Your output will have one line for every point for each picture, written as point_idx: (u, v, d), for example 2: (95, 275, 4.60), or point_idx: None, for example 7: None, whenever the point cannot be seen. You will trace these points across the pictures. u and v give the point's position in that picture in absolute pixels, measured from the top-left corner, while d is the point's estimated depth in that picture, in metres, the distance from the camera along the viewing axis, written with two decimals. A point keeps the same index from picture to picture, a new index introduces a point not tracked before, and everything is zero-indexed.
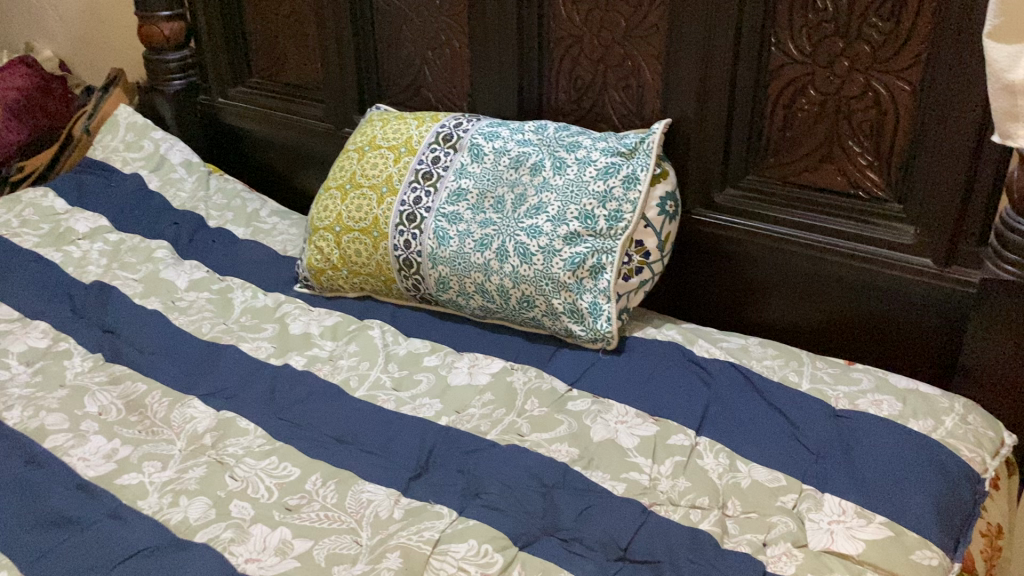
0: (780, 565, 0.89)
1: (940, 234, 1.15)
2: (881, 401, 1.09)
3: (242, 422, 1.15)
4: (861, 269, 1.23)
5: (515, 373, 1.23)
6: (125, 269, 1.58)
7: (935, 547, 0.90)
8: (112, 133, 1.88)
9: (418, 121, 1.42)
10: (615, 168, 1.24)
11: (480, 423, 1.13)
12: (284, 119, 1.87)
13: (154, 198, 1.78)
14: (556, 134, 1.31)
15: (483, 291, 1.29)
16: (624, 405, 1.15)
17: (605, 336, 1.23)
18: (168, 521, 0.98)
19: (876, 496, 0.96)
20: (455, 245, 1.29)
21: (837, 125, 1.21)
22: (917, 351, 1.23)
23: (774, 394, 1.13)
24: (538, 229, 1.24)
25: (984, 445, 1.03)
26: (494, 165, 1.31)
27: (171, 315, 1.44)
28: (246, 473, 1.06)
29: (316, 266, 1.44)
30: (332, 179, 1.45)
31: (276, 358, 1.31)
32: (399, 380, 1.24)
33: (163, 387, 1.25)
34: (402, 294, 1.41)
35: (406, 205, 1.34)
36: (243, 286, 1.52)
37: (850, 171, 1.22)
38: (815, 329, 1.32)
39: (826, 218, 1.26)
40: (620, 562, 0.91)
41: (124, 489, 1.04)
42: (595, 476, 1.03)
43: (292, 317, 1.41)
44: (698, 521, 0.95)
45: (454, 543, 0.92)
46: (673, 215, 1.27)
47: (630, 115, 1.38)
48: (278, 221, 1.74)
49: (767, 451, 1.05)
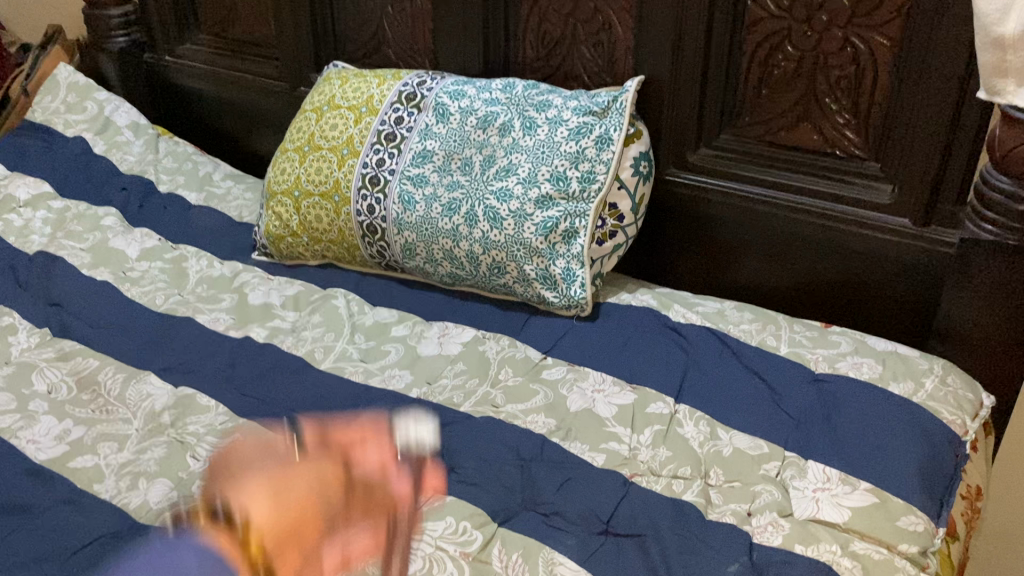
0: (766, 536, 0.87)
1: (918, 193, 1.13)
2: (861, 364, 1.08)
3: (202, 398, 1.10)
4: (836, 231, 1.21)
5: (487, 342, 1.19)
6: (71, 238, 1.50)
7: (920, 513, 0.88)
8: (52, 94, 1.78)
9: (379, 79, 1.35)
10: (587, 127, 1.19)
11: (453, 394, 1.09)
12: (237, 78, 1.79)
13: (100, 162, 1.69)
14: (525, 92, 1.25)
15: (452, 258, 1.24)
16: (600, 373, 1.12)
17: (579, 303, 1.20)
18: (126, 506, 0.93)
19: (860, 462, 0.94)
20: (421, 209, 1.24)
21: (814, 82, 1.17)
22: (891, 313, 1.22)
23: (753, 359, 1.11)
24: (508, 192, 1.20)
25: (964, 407, 1.02)
26: (460, 126, 1.26)
27: (122, 287, 1.36)
28: (209, 453, 1.01)
29: (274, 232, 1.38)
30: (290, 141, 1.39)
31: (236, 329, 1.26)
32: (367, 352, 1.19)
33: (116, 362, 1.18)
34: (366, 261, 1.35)
35: (368, 168, 1.28)
36: (198, 255, 1.45)
37: (826, 129, 1.19)
38: (787, 292, 1.30)
39: (801, 178, 1.23)
40: (603, 536, 0.88)
41: (78, 472, 0.98)
42: (574, 447, 1.00)
43: (251, 287, 1.35)
44: (681, 492, 0.93)
45: (431, 522, 0.89)
46: (647, 176, 1.24)
47: (601, 72, 1.33)
48: (233, 185, 1.66)
49: (748, 417, 1.02)
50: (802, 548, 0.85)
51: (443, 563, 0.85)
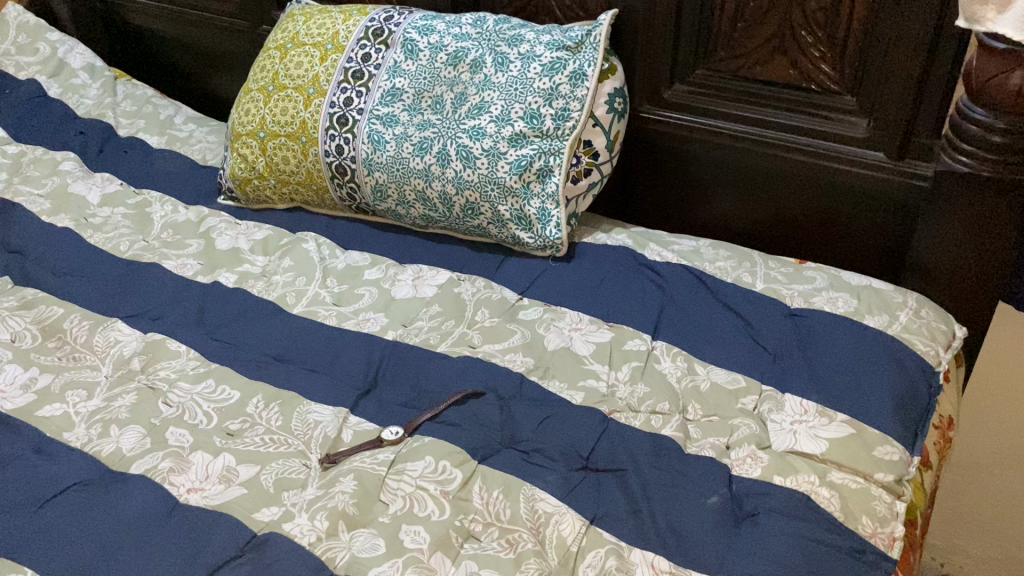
0: (744, 468, 0.88)
1: (894, 127, 1.12)
2: (836, 298, 1.08)
3: (172, 344, 1.08)
4: (811, 164, 1.20)
5: (463, 284, 1.17)
6: (29, 183, 1.45)
7: (896, 442, 0.90)
8: (2, 35, 1.72)
9: (344, 15, 1.30)
10: (561, 63, 1.16)
11: (429, 336, 1.08)
12: (196, 16, 1.72)
13: (55, 106, 1.63)
14: (496, 27, 1.22)
15: (424, 199, 1.22)
16: (577, 312, 1.11)
17: (554, 243, 1.18)
18: (99, 453, 0.91)
19: (836, 393, 0.95)
20: (392, 149, 1.21)
21: (790, 14, 1.13)
22: (864, 247, 1.23)
23: (728, 294, 1.11)
24: (481, 130, 1.17)
25: (937, 338, 1.03)
26: (430, 63, 1.22)
27: (84, 232, 1.33)
28: (181, 398, 0.99)
29: (240, 175, 1.34)
30: (253, 81, 1.35)
31: (204, 275, 1.23)
32: (340, 295, 1.17)
33: (81, 309, 1.15)
34: (336, 204, 1.33)
35: (336, 107, 1.25)
36: (162, 199, 1.41)
37: (802, 64, 1.16)
38: (761, 228, 1.31)
39: (777, 112, 1.21)
40: (583, 472, 0.88)
41: (47, 421, 0.96)
42: (553, 386, 0.99)
43: (218, 231, 1.32)
44: (660, 427, 0.93)
45: (411, 461, 0.88)
46: (622, 113, 1.22)
47: (573, 6, 1.30)
48: (195, 128, 1.61)
49: (724, 352, 1.03)
50: (781, 480, 0.86)
51: (424, 502, 0.84)
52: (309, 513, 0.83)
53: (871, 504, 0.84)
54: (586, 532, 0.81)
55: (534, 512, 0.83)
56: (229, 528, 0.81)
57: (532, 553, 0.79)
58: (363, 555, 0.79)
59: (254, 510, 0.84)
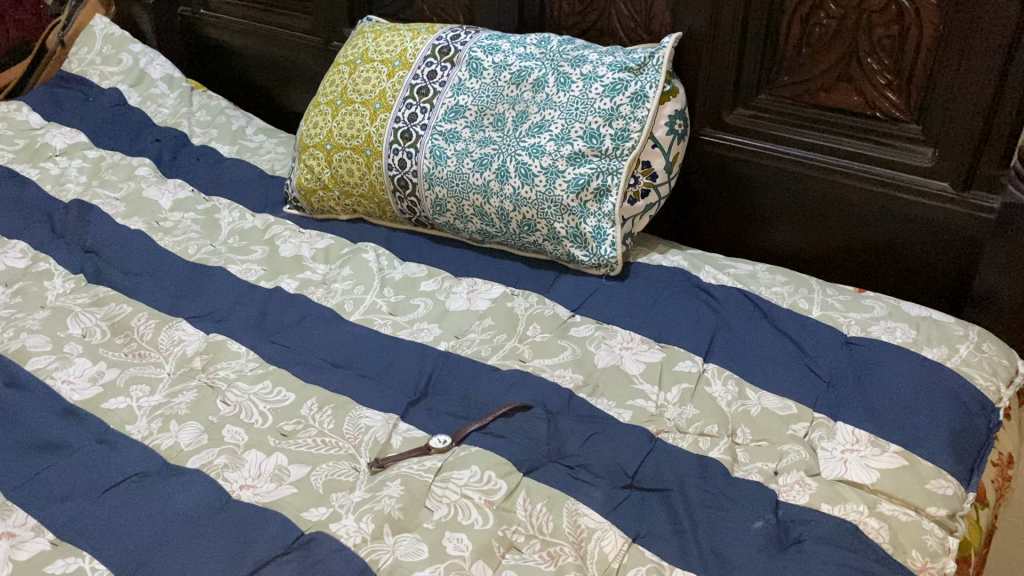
0: (792, 494, 0.87)
1: (958, 157, 1.10)
2: (894, 328, 1.06)
3: (233, 345, 1.11)
4: (872, 192, 1.19)
5: (516, 299, 1.19)
6: (105, 186, 1.52)
7: (950, 477, 0.88)
8: (88, 46, 1.81)
9: (412, 33, 1.34)
10: (622, 84, 1.17)
11: (481, 348, 1.10)
12: (269, 32, 1.79)
13: (134, 114, 1.71)
14: (560, 48, 1.23)
15: (483, 215, 1.24)
16: (628, 331, 1.11)
17: (609, 262, 1.19)
18: (158, 446, 0.95)
19: (889, 424, 0.93)
20: (452, 164, 1.23)
21: (856, 41, 1.13)
22: (925, 279, 1.20)
23: (784, 320, 1.10)
24: (540, 148, 1.18)
25: (998, 373, 1.01)
26: (493, 81, 1.25)
27: (155, 236, 1.38)
28: (239, 398, 1.02)
29: (306, 185, 1.38)
30: (322, 95, 1.39)
31: (267, 280, 1.27)
32: (395, 305, 1.19)
33: (149, 308, 1.20)
34: (397, 217, 1.35)
35: (400, 122, 1.28)
36: (230, 207, 1.46)
37: (866, 90, 1.15)
38: (822, 256, 1.29)
39: (838, 139, 1.20)
40: (627, 490, 0.88)
41: (112, 413, 1.00)
42: (601, 403, 1.00)
43: (282, 239, 1.36)
44: (707, 449, 0.93)
45: (457, 470, 0.89)
46: (682, 135, 1.22)
47: (637, 28, 1.31)
48: (265, 139, 1.67)
49: (776, 377, 1.02)
50: (828, 508, 0.85)
51: (468, 511, 0.85)
52: (355, 514, 0.85)
53: (922, 538, 0.82)
54: (628, 549, 0.81)
55: (577, 527, 0.83)
56: (278, 525, 0.83)
57: (573, 567, 0.79)
58: (406, 559, 0.80)
59: (303, 510, 0.86)
